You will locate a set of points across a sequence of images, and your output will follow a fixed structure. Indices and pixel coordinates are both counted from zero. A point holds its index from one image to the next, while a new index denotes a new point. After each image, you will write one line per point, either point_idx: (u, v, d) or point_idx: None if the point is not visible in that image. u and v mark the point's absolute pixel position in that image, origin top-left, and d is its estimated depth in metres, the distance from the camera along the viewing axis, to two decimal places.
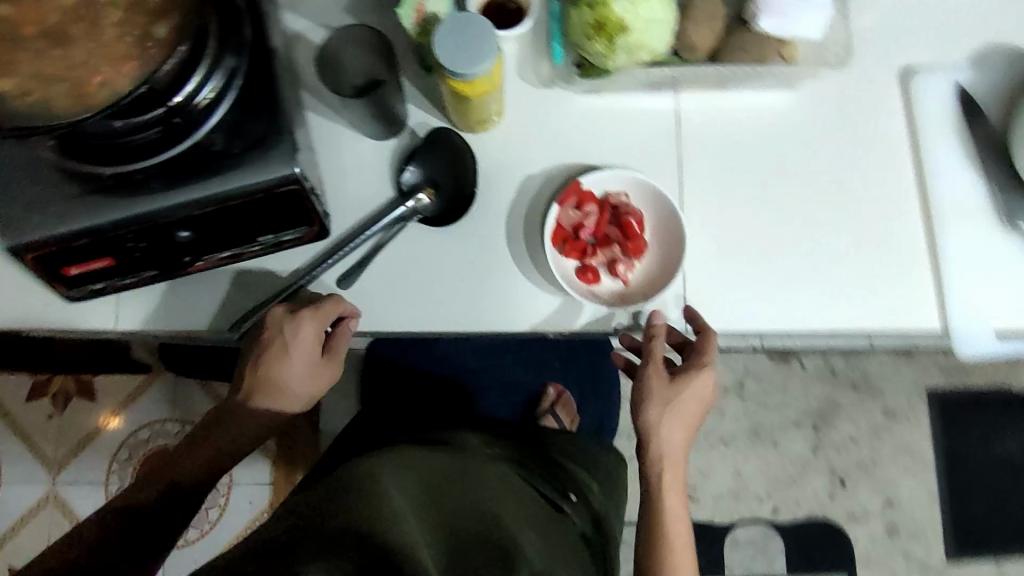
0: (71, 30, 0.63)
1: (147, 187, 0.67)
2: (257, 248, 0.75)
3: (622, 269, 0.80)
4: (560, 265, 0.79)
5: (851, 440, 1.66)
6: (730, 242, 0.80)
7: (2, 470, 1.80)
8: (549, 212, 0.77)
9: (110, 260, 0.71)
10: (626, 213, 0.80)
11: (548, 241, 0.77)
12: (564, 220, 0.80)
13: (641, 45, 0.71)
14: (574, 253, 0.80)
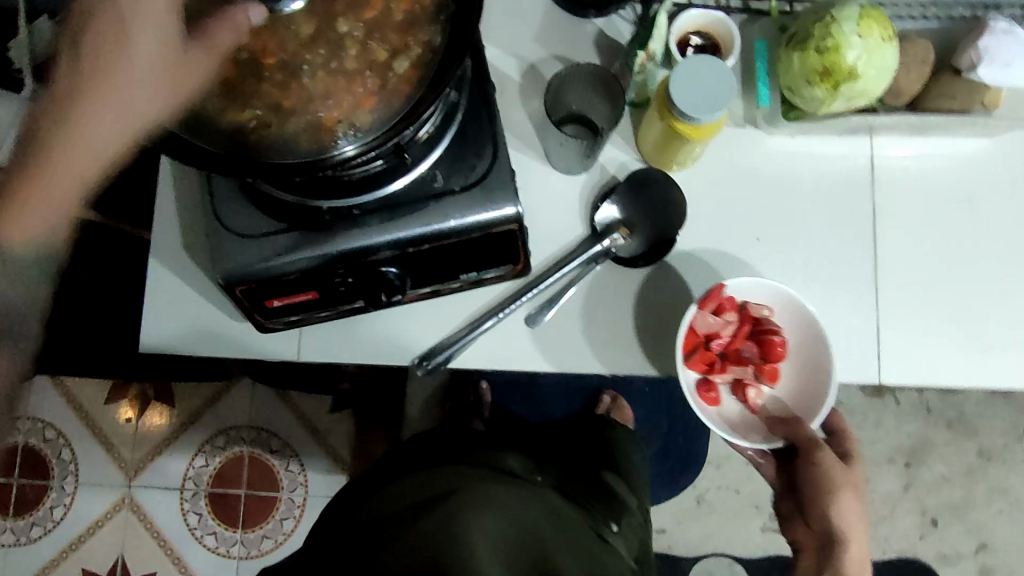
0: (307, 60, 0.61)
1: (363, 223, 0.66)
2: (456, 284, 0.73)
3: (752, 392, 0.78)
4: (689, 376, 0.74)
5: (944, 479, 1.63)
6: (921, 295, 0.79)
7: (74, 471, 1.70)
8: (687, 315, 0.72)
9: (315, 293, 0.69)
10: (769, 332, 0.77)
11: (682, 348, 0.72)
12: (699, 326, 0.75)
13: (867, 93, 0.69)
14: (702, 363, 0.76)
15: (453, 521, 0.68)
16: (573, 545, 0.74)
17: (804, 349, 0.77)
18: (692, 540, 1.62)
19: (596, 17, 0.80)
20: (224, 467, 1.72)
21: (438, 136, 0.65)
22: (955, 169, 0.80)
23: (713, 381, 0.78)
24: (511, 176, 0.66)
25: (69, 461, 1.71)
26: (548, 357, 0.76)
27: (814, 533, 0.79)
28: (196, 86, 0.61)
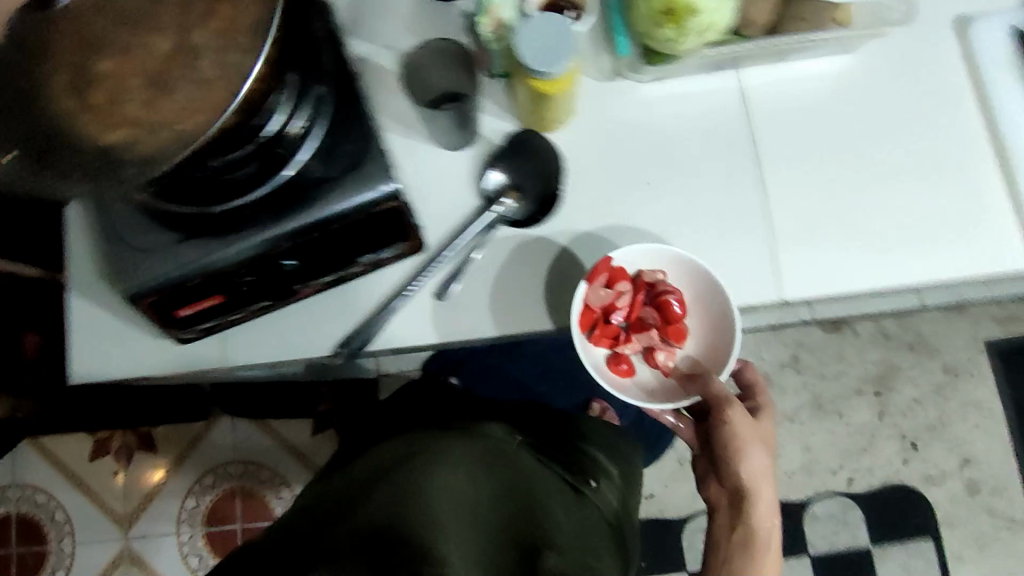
0: (170, 75, 0.65)
1: (252, 221, 0.69)
2: (358, 268, 0.76)
3: (661, 356, 0.81)
4: (591, 355, 0.80)
5: (916, 402, 1.65)
6: (811, 212, 0.81)
7: (71, 532, 1.74)
8: (578, 291, 0.75)
9: (220, 296, 0.72)
10: (664, 292, 0.80)
11: (577, 326, 0.76)
12: (595, 300, 0.78)
13: (712, 27, 0.72)
14: (605, 338, 0.80)
15: (421, 483, 0.75)
16: (551, 501, 0.83)
17: (708, 315, 0.81)
18: (680, 502, 1.64)
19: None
20: (216, 503, 1.75)
21: (310, 129, 0.68)
22: (823, 87, 0.83)
23: (621, 353, 0.82)
24: (384, 156, 0.70)
25: (64, 521, 1.74)
26: (459, 326, 0.79)
27: (726, 491, 0.82)
28: (68, 115, 0.64)
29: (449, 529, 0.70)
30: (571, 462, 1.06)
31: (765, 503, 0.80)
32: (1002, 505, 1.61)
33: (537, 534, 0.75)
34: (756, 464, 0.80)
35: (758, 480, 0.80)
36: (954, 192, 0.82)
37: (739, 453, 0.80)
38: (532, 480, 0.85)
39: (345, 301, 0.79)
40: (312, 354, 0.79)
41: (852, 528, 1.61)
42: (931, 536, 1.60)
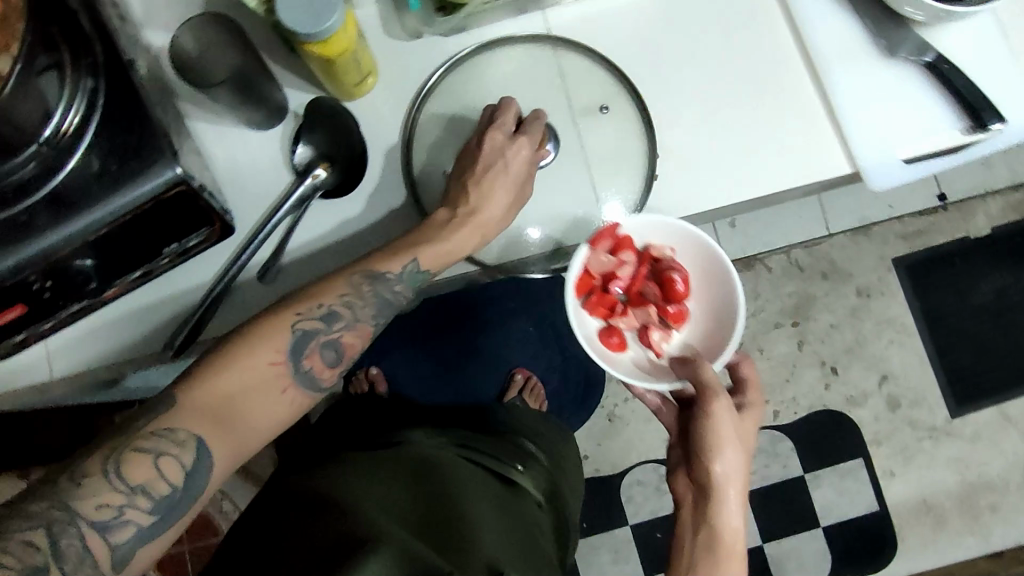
0: None
1: (34, 225, 0.66)
2: (166, 261, 0.73)
3: (656, 335, 0.85)
4: (584, 323, 0.83)
5: (833, 327, 1.67)
6: (624, 147, 0.84)
7: None
8: (579, 254, 0.78)
9: (22, 307, 0.70)
10: (670, 269, 0.83)
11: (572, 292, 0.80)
12: (596, 266, 0.81)
13: None
14: (600, 308, 0.84)
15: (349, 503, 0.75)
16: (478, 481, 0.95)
17: (716, 299, 0.84)
18: (614, 457, 1.66)
19: None
20: None
21: (86, 124, 0.67)
22: (630, 20, 0.83)
23: (614, 325, 0.85)
24: (164, 140, 0.68)
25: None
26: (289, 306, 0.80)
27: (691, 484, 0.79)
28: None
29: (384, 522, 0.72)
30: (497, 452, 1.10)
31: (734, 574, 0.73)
32: (923, 415, 1.65)
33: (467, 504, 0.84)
34: (730, 468, 0.76)
35: (726, 481, 0.76)
36: (768, 107, 0.82)
37: (712, 446, 0.76)
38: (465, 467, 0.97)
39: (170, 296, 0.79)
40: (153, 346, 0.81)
41: (783, 458, 1.64)
42: (859, 454, 1.64)
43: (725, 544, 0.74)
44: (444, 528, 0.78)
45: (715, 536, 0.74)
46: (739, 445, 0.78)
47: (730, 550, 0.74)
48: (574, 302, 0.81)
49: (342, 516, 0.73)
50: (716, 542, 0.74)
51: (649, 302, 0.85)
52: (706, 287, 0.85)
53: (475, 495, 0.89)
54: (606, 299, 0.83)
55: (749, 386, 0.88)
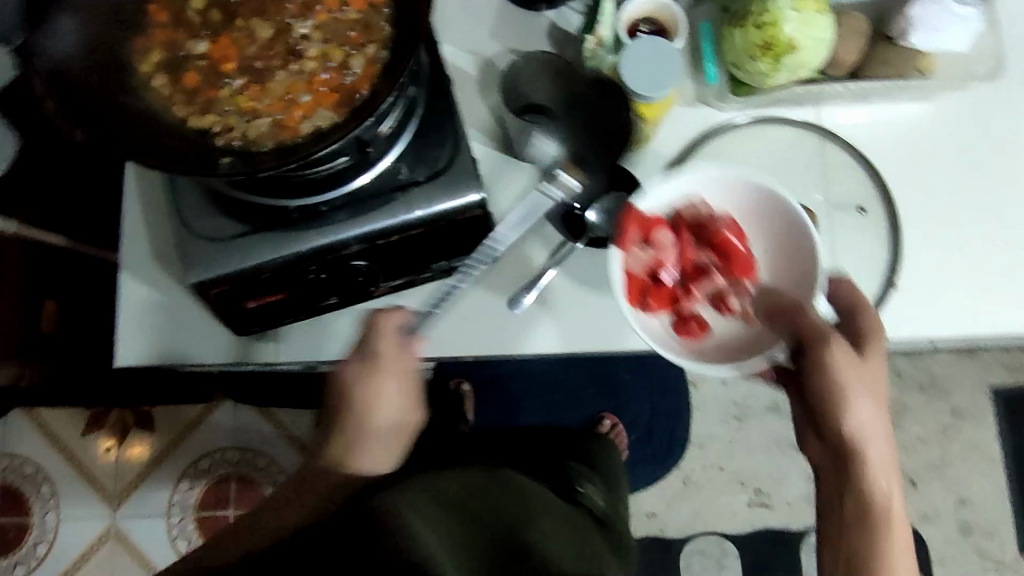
0: (267, 65, 0.64)
1: (332, 219, 0.67)
2: (430, 274, 0.75)
3: (734, 301, 0.73)
4: (649, 325, 0.70)
5: (920, 441, 1.67)
6: (874, 253, 0.81)
7: (58, 504, 1.67)
8: (612, 260, 0.68)
9: (288, 292, 0.71)
10: (713, 227, 0.72)
11: (623, 296, 0.69)
12: (634, 266, 0.70)
13: (807, 63, 0.73)
14: (662, 302, 0.72)
15: (401, 511, 0.72)
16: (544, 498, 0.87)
17: (774, 241, 0.72)
18: (681, 521, 1.62)
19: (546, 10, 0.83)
20: (210, 489, 1.69)
21: (400, 131, 0.67)
22: (900, 132, 0.83)
23: (688, 310, 0.72)
24: (473, 164, 0.68)
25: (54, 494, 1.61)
26: (519, 341, 0.78)
27: (826, 448, 0.69)
28: (162, 94, 0.62)
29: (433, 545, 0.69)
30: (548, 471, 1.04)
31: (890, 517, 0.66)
32: (992, 547, 1.65)
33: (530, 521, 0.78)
34: (864, 414, 0.66)
35: (862, 431, 0.66)
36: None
37: (839, 404, 0.66)
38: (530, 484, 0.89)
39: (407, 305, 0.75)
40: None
41: None
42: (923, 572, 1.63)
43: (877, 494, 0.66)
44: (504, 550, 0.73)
45: (866, 494, 0.66)
46: (876, 386, 0.67)
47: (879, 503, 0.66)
48: (630, 308, 0.69)
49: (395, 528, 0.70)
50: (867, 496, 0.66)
51: (710, 270, 0.73)
52: (762, 228, 0.72)
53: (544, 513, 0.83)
54: (664, 289, 0.72)
55: (861, 310, 0.70)
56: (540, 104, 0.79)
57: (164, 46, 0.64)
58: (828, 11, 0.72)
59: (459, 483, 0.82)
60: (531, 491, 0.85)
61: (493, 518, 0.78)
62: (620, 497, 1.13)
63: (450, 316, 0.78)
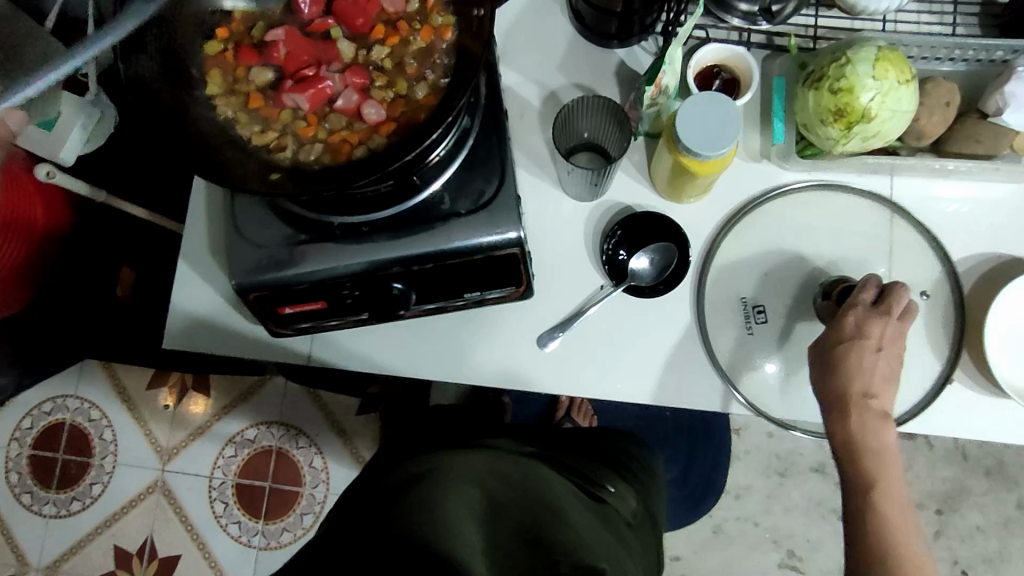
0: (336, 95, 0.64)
1: (372, 240, 0.69)
2: (461, 302, 0.75)
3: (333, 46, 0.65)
4: (350, 87, 0.64)
5: (979, 529, 1.47)
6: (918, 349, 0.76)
7: (115, 448, 1.77)
8: (302, 114, 0.64)
9: (322, 303, 0.73)
10: (271, 57, 0.65)
11: (332, 107, 0.64)
12: (296, 103, 0.64)
13: (881, 135, 0.69)
14: (318, 86, 0.64)
15: (428, 499, 0.69)
16: (572, 499, 0.81)
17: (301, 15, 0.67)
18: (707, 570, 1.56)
19: (619, 48, 0.82)
20: (251, 459, 1.76)
21: (449, 159, 0.68)
22: (979, 211, 0.78)
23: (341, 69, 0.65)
24: (515, 201, 0.68)
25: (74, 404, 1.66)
26: (545, 379, 0.78)
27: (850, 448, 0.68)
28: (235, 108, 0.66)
29: (458, 535, 0.65)
30: (580, 466, 0.97)
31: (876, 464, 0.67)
32: None
33: (559, 515, 0.72)
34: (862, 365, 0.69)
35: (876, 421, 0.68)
36: None
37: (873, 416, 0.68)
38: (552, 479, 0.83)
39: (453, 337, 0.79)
40: (412, 376, 0.80)
41: None
42: None
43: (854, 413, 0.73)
44: (529, 541, 0.67)
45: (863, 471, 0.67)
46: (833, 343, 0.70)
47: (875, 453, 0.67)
48: (343, 100, 0.64)
49: (413, 522, 0.66)
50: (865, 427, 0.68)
51: (302, 65, 0.65)
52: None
53: (569, 504, 0.78)
54: (321, 73, 0.64)
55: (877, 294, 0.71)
56: (596, 144, 0.80)
57: (240, 71, 0.66)
58: (914, 81, 0.68)
59: (480, 465, 0.78)
60: (558, 494, 0.79)
61: (514, 509, 0.72)
62: (655, 513, 1.03)
63: (486, 347, 0.79)
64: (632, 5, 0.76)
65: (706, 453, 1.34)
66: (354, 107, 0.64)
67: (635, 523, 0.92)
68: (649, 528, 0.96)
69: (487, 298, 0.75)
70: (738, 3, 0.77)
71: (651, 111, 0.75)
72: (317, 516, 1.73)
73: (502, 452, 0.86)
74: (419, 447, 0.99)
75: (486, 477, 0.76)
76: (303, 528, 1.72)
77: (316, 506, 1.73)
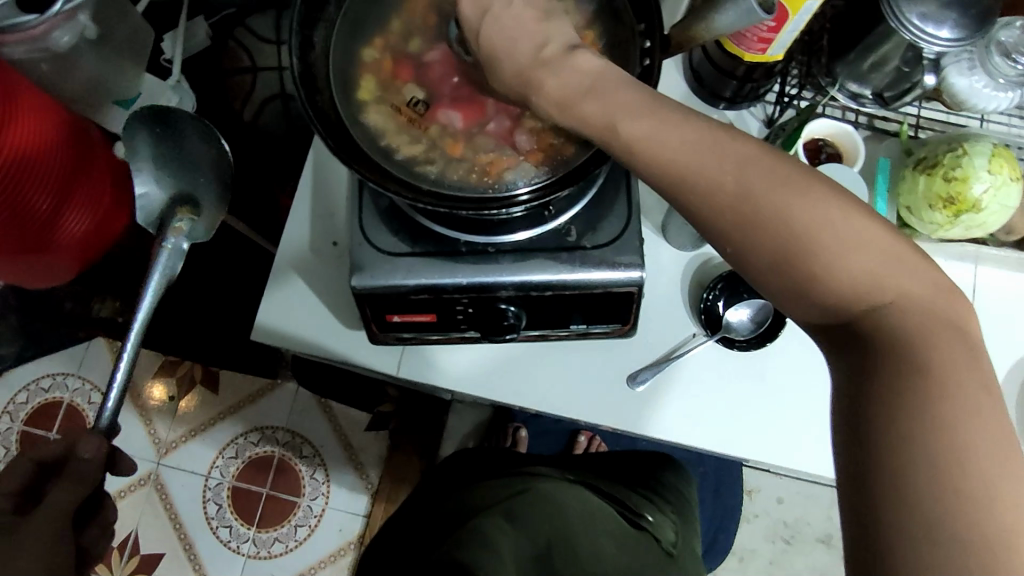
0: (486, 118, 0.67)
1: (497, 260, 0.70)
2: (563, 333, 0.77)
3: None
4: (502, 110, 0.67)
5: None
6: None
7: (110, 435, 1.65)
8: (452, 129, 0.67)
9: (432, 315, 0.74)
10: (427, 74, 0.68)
11: (483, 126, 0.67)
12: (448, 120, 0.67)
13: (984, 226, 0.73)
14: (471, 107, 0.67)
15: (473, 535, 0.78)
16: (610, 538, 0.87)
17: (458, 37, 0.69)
18: None
19: (725, 109, 0.85)
20: (252, 462, 1.65)
21: (579, 195, 0.71)
22: None
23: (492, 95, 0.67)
24: (638, 241, 0.70)
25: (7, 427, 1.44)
26: (630, 419, 0.79)
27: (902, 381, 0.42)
28: (399, 124, 0.67)
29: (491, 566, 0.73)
30: (627, 494, 1.02)
31: (796, 212, 0.44)
32: None
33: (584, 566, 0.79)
34: (829, 262, 0.44)
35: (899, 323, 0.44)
36: None
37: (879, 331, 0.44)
38: (594, 515, 0.89)
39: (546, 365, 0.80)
40: (497, 398, 0.80)
41: None
42: None
43: (926, 322, 0.44)
44: None
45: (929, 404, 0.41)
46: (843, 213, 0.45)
47: (924, 381, 0.41)
48: (495, 124, 0.67)
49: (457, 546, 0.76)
50: (803, 205, 0.45)
51: (457, 87, 0.68)
52: None
53: (602, 548, 0.84)
54: (473, 95, 0.67)
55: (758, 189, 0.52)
56: None
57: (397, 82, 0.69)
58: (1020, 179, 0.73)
59: (527, 499, 0.86)
60: (594, 535, 0.85)
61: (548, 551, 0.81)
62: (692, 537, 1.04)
63: (576, 377, 0.80)
64: (753, 73, 0.81)
65: (724, 510, 1.35)
66: (504, 130, 0.66)
67: (674, 554, 0.95)
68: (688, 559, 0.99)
69: (589, 332, 0.77)
70: (850, 83, 0.82)
71: None
72: (313, 530, 1.61)
73: (549, 478, 0.93)
74: (477, 462, 1.05)
75: (530, 512, 0.84)
76: (295, 541, 1.60)
77: (313, 519, 1.62)
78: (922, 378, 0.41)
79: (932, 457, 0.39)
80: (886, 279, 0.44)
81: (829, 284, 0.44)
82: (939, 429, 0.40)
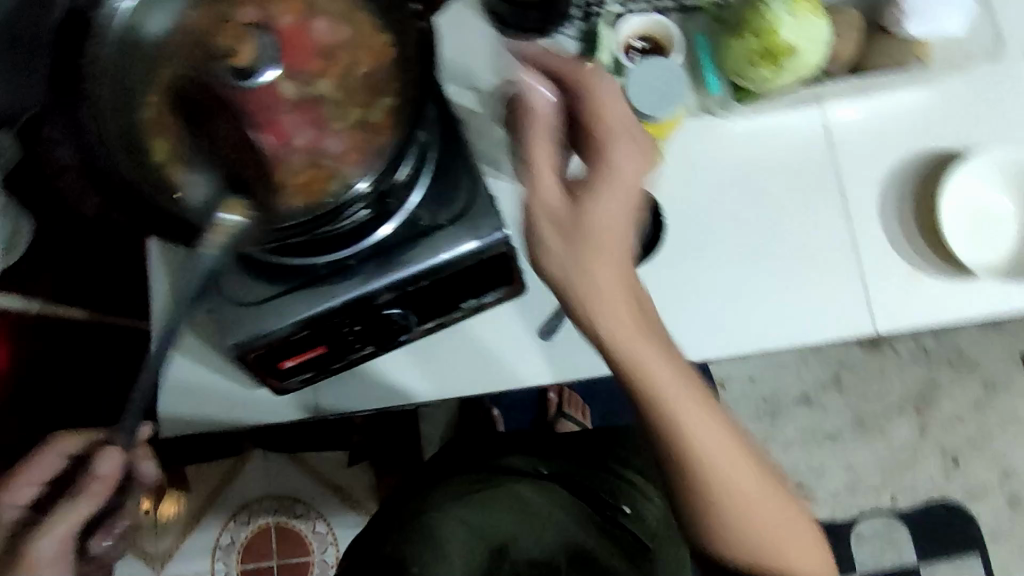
0: (289, 132, 0.63)
1: (361, 270, 0.68)
2: (460, 314, 0.75)
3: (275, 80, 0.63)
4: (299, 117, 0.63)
5: (956, 416, 1.66)
6: (895, 240, 0.81)
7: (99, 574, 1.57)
8: (257, 155, 0.62)
9: (323, 346, 0.72)
10: (210, 107, 0.63)
11: (288, 141, 0.63)
12: (250, 148, 0.63)
13: (807, 65, 0.74)
14: (268, 126, 0.63)
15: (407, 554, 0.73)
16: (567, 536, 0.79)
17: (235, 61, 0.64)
18: None
19: (541, 39, 0.83)
20: (253, 540, 1.57)
21: (418, 176, 0.68)
22: (913, 116, 0.82)
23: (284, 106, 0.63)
24: (492, 202, 0.69)
25: None
26: (557, 369, 0.80)
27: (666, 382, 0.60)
28: (203, 165, 0.61)
29: None
30: (613, 477, 0.94)
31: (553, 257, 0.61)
32: None
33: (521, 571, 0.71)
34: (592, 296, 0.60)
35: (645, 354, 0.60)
36: None
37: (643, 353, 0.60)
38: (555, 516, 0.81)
39: (459, 347, 0.79)
40: (424, 396, 0.80)
41: (898, 545, 1.62)
42: (976, 550, 1.62)
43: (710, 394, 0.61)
44: None
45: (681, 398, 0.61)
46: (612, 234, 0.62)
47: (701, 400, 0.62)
48: (299, 134, 0.63)
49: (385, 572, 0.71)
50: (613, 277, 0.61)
51: (244, 110, 0.63)
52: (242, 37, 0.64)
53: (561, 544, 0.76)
54: (266, 112, 0.63)
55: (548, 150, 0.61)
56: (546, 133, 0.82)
57: (187, 127, 0.64)
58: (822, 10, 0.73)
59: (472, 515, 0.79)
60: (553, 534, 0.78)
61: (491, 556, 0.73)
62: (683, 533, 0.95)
63: (489, 350, 0.80)
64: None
65: None
66: (309, 135, 0.63)
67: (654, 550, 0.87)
68: (676, 554, 0.93)
69: (481, 303, 0.75)
70: None
71: (594, 92, 0.76)
72: None
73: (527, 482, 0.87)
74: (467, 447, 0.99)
75: (473, 525, 0.77)
76: None
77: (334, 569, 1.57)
78: (697, 391, 0.61)
79: (713, 431, 0.61)
80: (650, 316, 0.62)
81: (591, 293, 0.60)
82: (706, 404, 0.62)
